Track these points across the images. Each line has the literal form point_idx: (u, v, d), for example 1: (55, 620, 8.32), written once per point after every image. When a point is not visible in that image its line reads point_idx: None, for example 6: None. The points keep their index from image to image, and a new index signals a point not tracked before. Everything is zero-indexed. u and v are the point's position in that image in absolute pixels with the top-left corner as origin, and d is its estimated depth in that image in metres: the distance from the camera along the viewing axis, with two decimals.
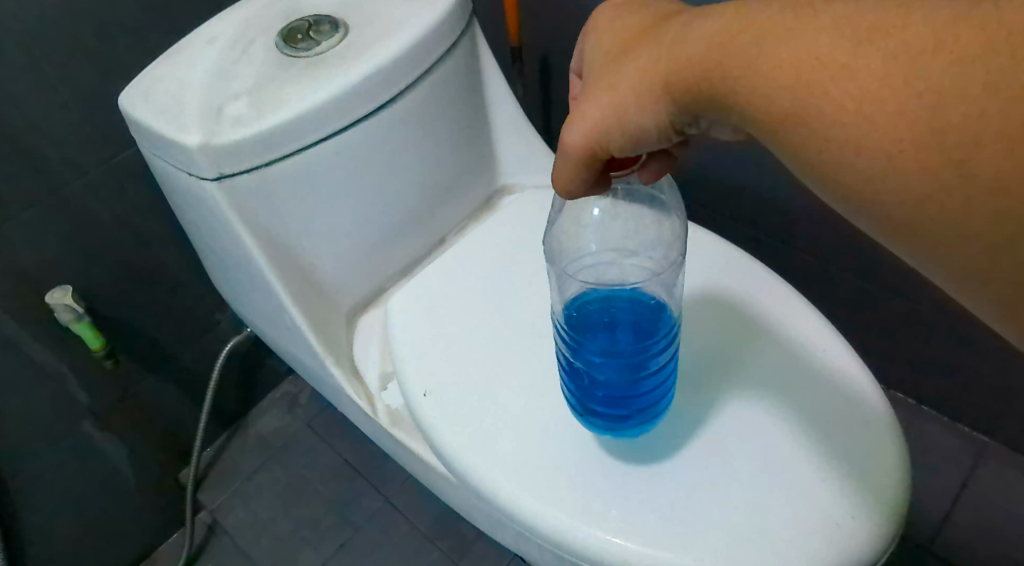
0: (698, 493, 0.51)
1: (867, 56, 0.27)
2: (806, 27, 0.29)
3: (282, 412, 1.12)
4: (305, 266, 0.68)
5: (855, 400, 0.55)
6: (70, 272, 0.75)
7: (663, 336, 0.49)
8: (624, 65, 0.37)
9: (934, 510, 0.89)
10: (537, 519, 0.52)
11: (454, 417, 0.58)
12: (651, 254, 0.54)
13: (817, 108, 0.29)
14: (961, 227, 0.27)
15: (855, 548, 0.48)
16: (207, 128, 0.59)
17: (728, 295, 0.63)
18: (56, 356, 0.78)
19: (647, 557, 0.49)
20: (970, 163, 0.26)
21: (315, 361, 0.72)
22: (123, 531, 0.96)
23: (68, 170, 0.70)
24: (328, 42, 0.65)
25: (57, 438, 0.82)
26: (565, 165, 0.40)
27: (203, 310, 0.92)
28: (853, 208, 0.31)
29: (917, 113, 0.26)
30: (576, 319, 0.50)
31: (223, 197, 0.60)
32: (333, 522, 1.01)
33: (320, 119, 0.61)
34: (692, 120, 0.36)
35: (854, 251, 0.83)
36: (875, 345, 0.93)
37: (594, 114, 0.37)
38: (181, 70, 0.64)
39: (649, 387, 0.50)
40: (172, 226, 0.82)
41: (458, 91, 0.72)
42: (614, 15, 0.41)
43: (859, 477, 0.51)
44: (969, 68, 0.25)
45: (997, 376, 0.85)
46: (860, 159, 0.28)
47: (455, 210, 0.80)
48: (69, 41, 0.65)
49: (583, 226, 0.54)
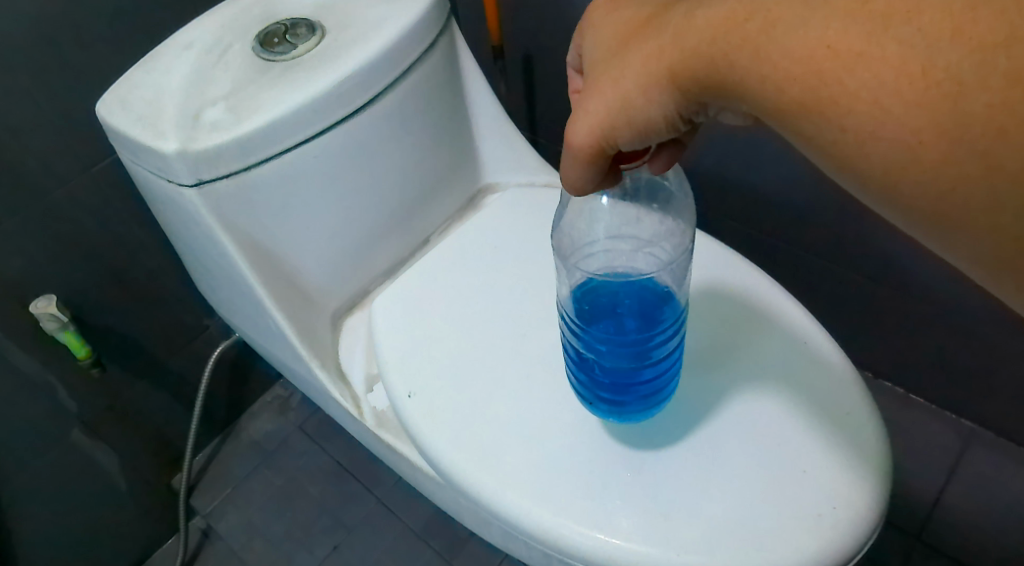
0: (694, 483, 0.51)
1: (881, 42, 0.27)
2: (816, 13, 0.29)
3: (272, 415, 1.10)
4: (288, 269, 0.67)
5: (844, 387, 0.55)
6: (54, 282, 0.74)
7: (669, 326, 0.48)
8: (627, 57, 0.36)
9: (923, 498, 0.90)
10: (526, 516, 0.52)
11: (444, 418, 0.58)
12: (662, 244, 0.54)
13: (831, 97, 0.29)
14: (987, 213, 0.28)
15: (836, 539, 0.48)
16: (185, 135, 0.58)
17: (725, 288, 0.62)
18: (43, 366, 0.76)
19: (632, 553, 0.49)
20: (995, 152, 0.26)
21: (299, 364, 0.71)
22: (116, 540, 0.95)
23: (51, 179, 0.69)
24: (305, 45, 0.64)
25: (46, 448, 0.81)
26: (570, 163, 0.39)
27: (190, 318, 0.91)
28: (870, 192, 0.31)
29: (938, 103, 0.26)
30: (584, 308, 0.49)
31: (202, 202, 0.59)
32: (327, 525, 1.00)
33: (302, 119, 0.60)
34: (700, 108, 0.36)
35: (843, 238, 0.84)
36: (862, 333, 0.94)
37: (599, 110, 0.37)
38: (157, 77, 0.63)
39: (653, 375, 0.50)
40: (155, 233, 0.81)
41: (438, 89, 0.72)
42: (611, 7, 0.40)
43: (846, 464, 0.51)
44: (991, 53, 0.25)
45: (981, 361, 0.86)
46: (879, 146, 0.29)
47: (439, 210, 0.79)
48: (46, 49, 0.63)
49: (590, 216, 0.53)
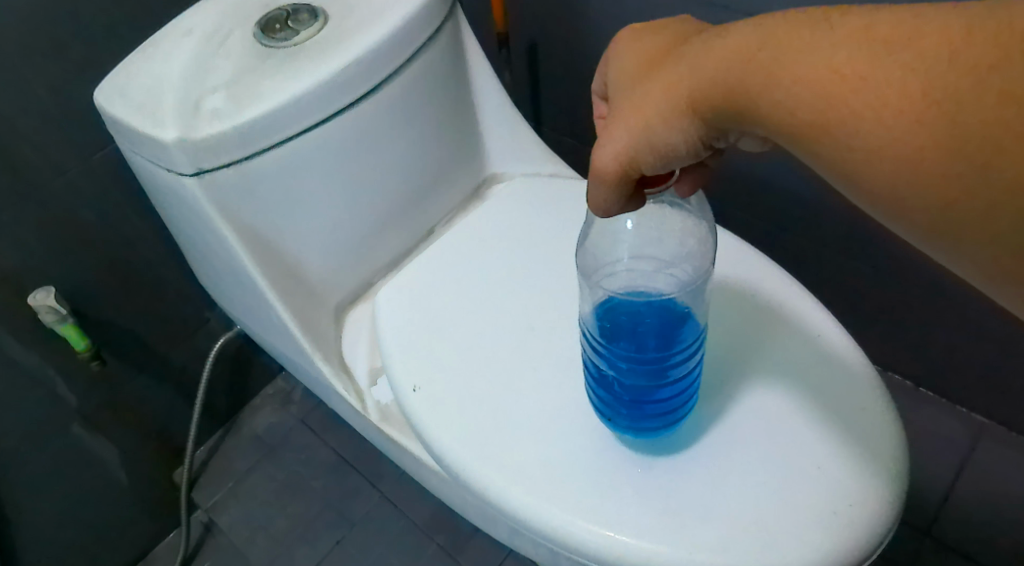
0: (711, 480, 0.52)
1: (885, 67, 0.29)
2: (825, 41, 0.31)
3: (275, 409, 1.12)
4: (290, 260, 0.68)
5: (858, 384, 0.56)
6: (53, 274, 0.75)
7: (687, 346, 0.50)
8: (650, 85, 0.38)
9: (932, 493, 0.91)
10: (532, 514, 0.53)
11: (447, 414, 0.59)
12: (682, 265, 0.54)
13: (839, 119, 0.30)
14: (988, 225, 0.29)
15: (851, 536, 0.49)
16: (184, 123, 0.58)
17: (751, 288, 0.63)
18: (43, 360, 0.77)
19: (641, 551, 0.50)
20: (991, 166, 0.27)
21: (303, 357, 0.73)
22: (117, 533, 0.96)
23: (48, 169, 0.69)
24: (305, 32, 0.64)
25: (47, 441, 0.82)
26: (597, 186, 0.40)
27: (190, 309, 0.92)
28: (883, 211, 0.32)
29: (936, 121, 0.28)
30: (606, 326, 0.51)
31: (201, 191, 0.60)
32: (329, 520, 1.01)
33: (302, 109, 0.60)
34: (721, 133, 0.37)
35: (843, 231, 0.85)
36: (864, 325, 0.95)
37: (623, 136, 0.38)
38: (157, 64, 0.63)
39: (670, 395, 0.52)
40: (154, 223, 0.81)
41: (440, 83, 0.72)
42: (635, 39, 0.42)
43: (861, 462, 0.52)
44: (981, 73, 0.27)
45: (983, 353, 0.87)
46: (885, 165, 0.30)
47: (443, 201, 0.80)
48: (45, 39, 0.64)
49: (614, 237, 0.54)
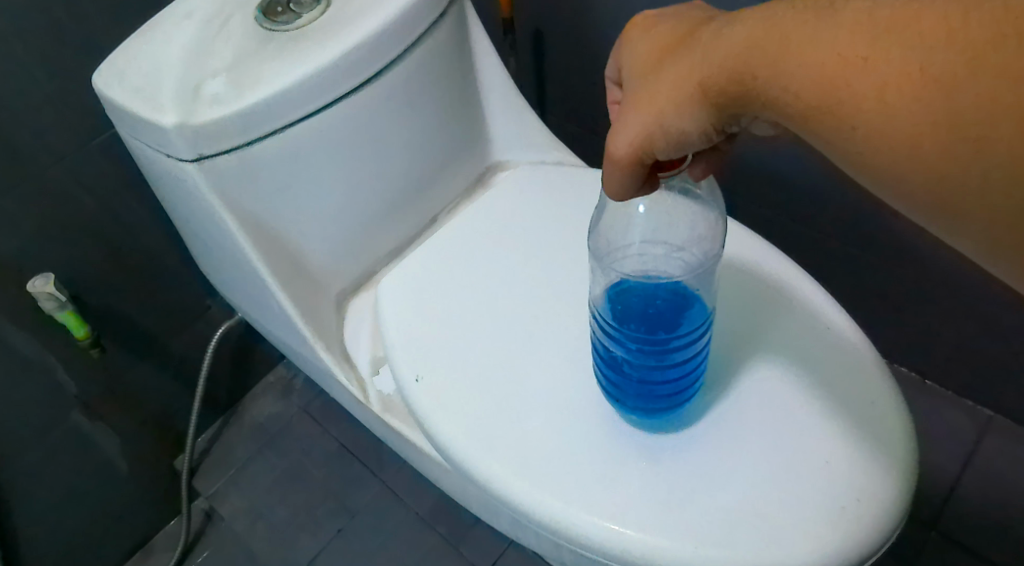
0: (719, 474, 0.52)
1: (886, 48, 0.28)
2: (829, 24, 0.30)
3: (276, 397, 1.11)
4: (293, 249, 0.67)
5: (869, 378, 0.55)
6: (52, 260, 0.74)
7: (696, 329, 0.49)
8: (663, 73, 0.37)
9: (938, 487, 0.91)
10: (534, 507, 0.53)
11: (450, 404, 0.58)
12: (693, 249, 0.54)
13: (843, 103, 0.30)
14: (982, 202, 0.28)
15: (860, 532, 0.49)
16: (185, 108, 0.57)
17: (764, 277, 0.62)
18: (42, 347, 0.77)
19: (646, 545, 0.50)
20: (986, 140, 0.26)
21: (304, 345, 0.72)
22: (118, 521, 0.96)
23: (47, 154, 0.68)
24: (308, 15, 0.63)
25: (48, 429, 0.82)
26: (611, 173, 0.39)
27: (190, 296, 0.91)
28: (891, 194, 0.31)
29: (933, 99, 0.27)
30: (617, 308, 0.50)
31: (203, 178, 0.59)
32: (331, 509, 1.01)
33: (304, 94, 0.59)
34: (733, 119, 0.36)
35: (851, 221, 0.84)
36: (871, 316, 0.95)
37: (637, 123, 0.37)
38: (156, 47, 0.62)
39: (678, 376, 0.51)
40: (155, 208, 0.81)
41: (444, 67, 0.71)
42: (650, 26, 0.41)
43: (870, 457, 0.51)
44: (978, 51, 0.26)
45: (991, 345, 0.87)
46: (889, 146, 0.29)
47: (447, 188, 0.80)
48: (44, 21, 0.62)
49: (626, 220, 0.53)
